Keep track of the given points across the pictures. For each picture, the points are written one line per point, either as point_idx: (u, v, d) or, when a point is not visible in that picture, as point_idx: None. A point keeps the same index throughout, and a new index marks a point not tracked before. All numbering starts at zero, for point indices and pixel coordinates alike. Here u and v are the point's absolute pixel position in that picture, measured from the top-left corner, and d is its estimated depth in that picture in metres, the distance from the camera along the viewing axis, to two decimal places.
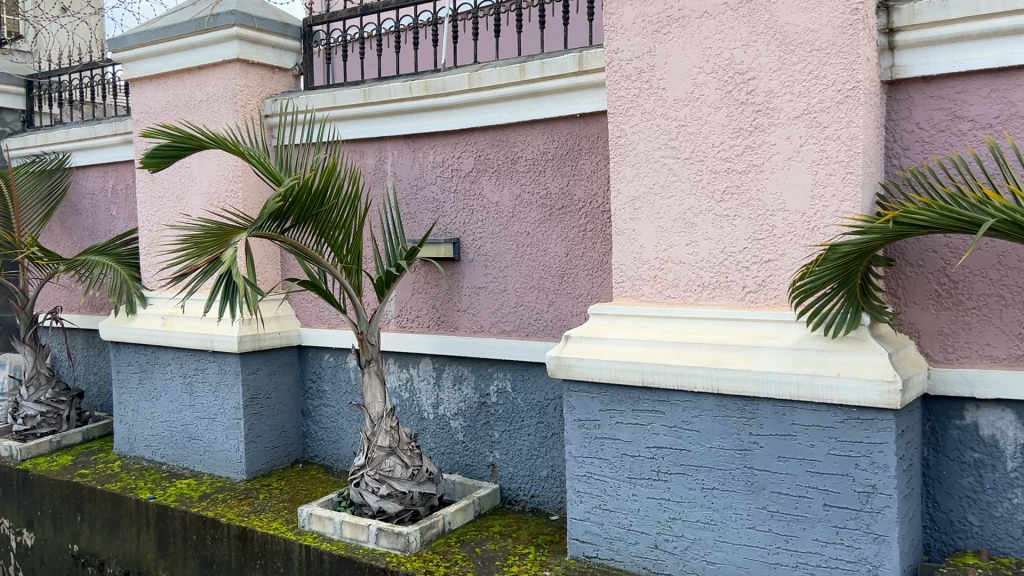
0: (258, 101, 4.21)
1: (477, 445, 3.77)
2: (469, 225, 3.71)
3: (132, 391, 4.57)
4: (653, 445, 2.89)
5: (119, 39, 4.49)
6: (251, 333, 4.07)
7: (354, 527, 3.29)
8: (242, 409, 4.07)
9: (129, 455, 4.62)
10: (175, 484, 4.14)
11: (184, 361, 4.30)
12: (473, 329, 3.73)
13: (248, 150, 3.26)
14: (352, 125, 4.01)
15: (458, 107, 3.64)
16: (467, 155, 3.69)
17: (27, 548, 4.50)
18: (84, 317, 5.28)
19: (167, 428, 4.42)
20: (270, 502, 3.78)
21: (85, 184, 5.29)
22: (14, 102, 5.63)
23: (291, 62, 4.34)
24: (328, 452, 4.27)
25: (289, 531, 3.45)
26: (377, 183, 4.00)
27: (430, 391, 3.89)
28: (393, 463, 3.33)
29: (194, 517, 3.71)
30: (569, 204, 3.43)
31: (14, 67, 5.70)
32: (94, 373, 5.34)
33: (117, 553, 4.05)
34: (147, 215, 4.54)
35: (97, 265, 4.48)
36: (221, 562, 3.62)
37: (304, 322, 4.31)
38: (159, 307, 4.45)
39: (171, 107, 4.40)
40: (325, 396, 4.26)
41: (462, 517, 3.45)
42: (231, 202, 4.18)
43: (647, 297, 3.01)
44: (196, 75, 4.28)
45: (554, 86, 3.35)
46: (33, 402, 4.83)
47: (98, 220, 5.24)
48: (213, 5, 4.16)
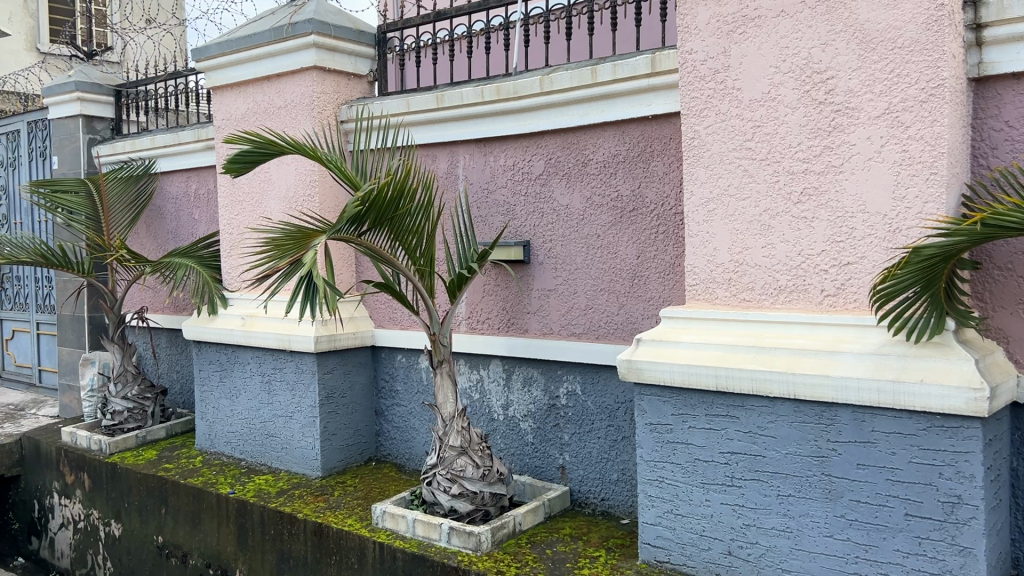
0: (334, 107, 4.31)
1: (547, 447, 3.78)
2: (540, 228, 3.73)
3: (213, 389, 4.72)
4: (727, 450, 2.85)
5: (202, 49, 4.65)
6: (328, 333, 4.16)
7: (426, 525, 3.34)
8: (319, 407, 4.17)
9: (210, 451, 4.78)
10: (254, 479, 4.27)
11: (263, 360, 4.42)
12: (543, 331, 3.75)
13: (326, 155, 3.34)
14: (425, 130, 4.07)
15: (530, 111, 3.66)
16: (538, 158, 3.71)
17: (115, 538, 4.70)
18: (168, 317, 5.49)
19: (246, 425, 4.55)
20: (345, 499, 3.87)
21: (169, 189, 5.50)
22: (104, 110, 5.91)
23: (365, 69, 4.43)
24: (400, 451, 4.34)
25: (364, 528, 3.52)
26: (449, 186, 4.05)
27: (500, 393, 3.92)
28: (465, 463, 3.36)
29: (272, 513, 3.81)
30: (640, 207, 3.41)
31: (103, 77, 5.95)
32: (177, 371, 5.54)
33: (198, 545, 4.20)
34: (228, 219, 4.69)
35: (180, 266, 4.65)
36: (297, 557, 3.71)
37: (377, 322, 4.39)
38: (240, 307, 4.60)
39: (251, 114, 4.54)
40: (397, 396, 4.33)
41: (533, 518, 3.47)
42: (308, 205, 4.29)
43: (721, 300, 2.98)
44: (275, 82, 4.40)
45: (626, 87, 3.34)
46: (121, 398, 5.04)
47: (182, 223, 5.44)
48: (291, 15, 4.27)
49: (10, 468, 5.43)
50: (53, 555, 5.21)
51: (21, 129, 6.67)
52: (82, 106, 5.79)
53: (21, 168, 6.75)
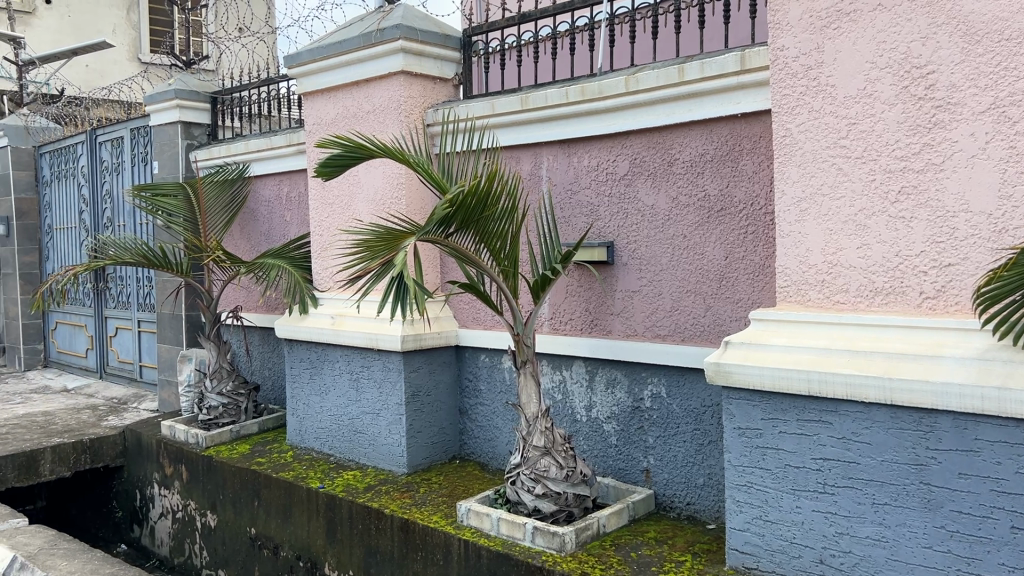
0: (420, 110, 4.38)
1: (631, 450, 3.75)
2: (624, 229, 3.71)
3: (303, 386, 4.86)
4: (819, 456, 2.78)
5: (294, 56, 4.79)
6: (414, 333, 4.23)
7: (511, 524, 3.36)
8: (405, 405, 4.24)
9: (300, 446, 4.92)
10: (342, 475, 4.37)
11: (351, 358, 4.53)
12: (626, 333, 3.72)
13: (414, 158, 3.40)
14: (510, 132, 4.09)
15: (615, 111, 3.63)
16: (623, 158, 3.69)
17: (210, 528, 4.88)
18: (261, 316, 5.69)
19: (334, 421, 4.67)
20: (430, 496, 3.93)
21: (263, 192, 5.69)
22: (201, 116, 6.14)
23: (451, 72, 4.48)
24: (484, 450, 4.38)
25: (449, 525, 3.57)
26: (533, 187, 4.06)
27: (583, 394, 3.91)
28: (548, 463, 3.38)
29: (360, 508, 3.90)
30: (729, 206, 3.36)
31: (201, 84, 6.19)
32: (269, 368, 5.73)
33: (289, 538, 4.32)
34: (319, 221, 4.82)
35: (273, 267, 4.82)
36: (384, 552, 3.78)
37: (461, 322, 4.44)
38: (329, 307, 4.73)
39: (340, 118, 4.65)
40: (481, 395, 4.38)
41: (617, 521, 3.45)
42: (395, 207, 4.37)
43: (814, 302, 2.90)
44: (363, 87, 4.50)
45: (714, 86, 3.29)
46: (216, 393, 5.24)
47: (274, 225, 5.62)
48: (380, 21, 4.36)
49: (114, 459, 5.71)
50: (153, 543, 5.45)
51: (124, 135, 7.00)
52: (181, 113, 6.05)
53: (125, 172, 7.09)
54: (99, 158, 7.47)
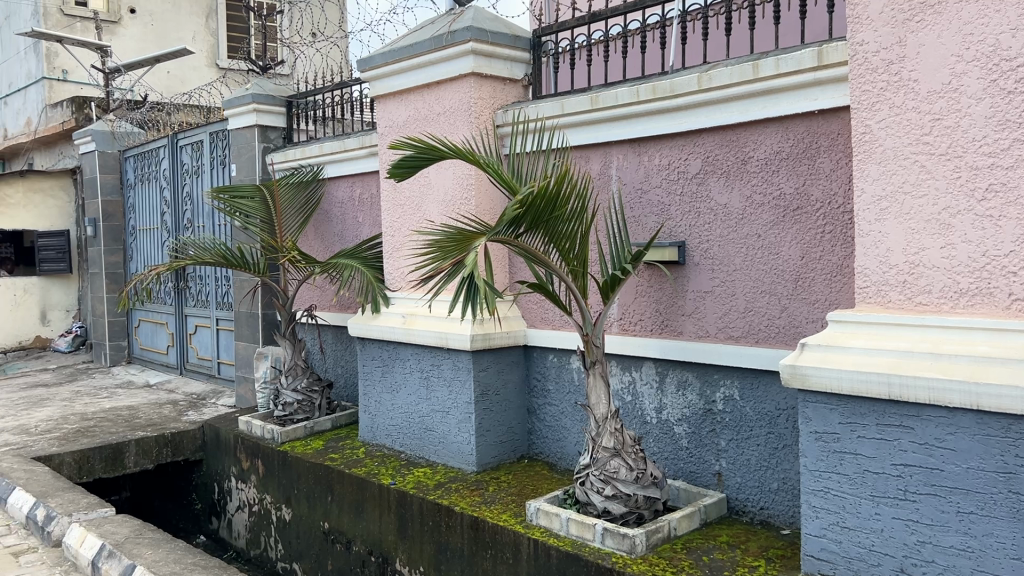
0: (490, 112, 4.40)
1: (702, 453, 3.71)
2: (696, 228, 3.66)
3: (375, 384, 4.94)
4: (900, 462, 2.70)
5: (367, 60, 4.88)
6: (483, 333, 4.26)
7: (580, 524, 3.35)
8: (474, 404, 4.28)
9: (371, 442, 5.00)
10: (413, 472, 4.43)
11: (422, 357, 4.59)
12: (698, 334, 3.68)
13: (485, 159, 3.42)
14: (580, 132, 4.08)
15: (687, 109, 3.59)
16: (695, 156, 3.64)
17: (285, 522, 5.01)
18: (334, 315, 5.81)
19: (405, 419, 4.73)
20: (499, 494, 3.95)
21: (336, 193, 5.81)
22: (277, 120, 6.31)
23: (521, 73, 4.49)
24: (553, 450, 4.39)
25: (518, 524, 3.58)
26: (603, 187, 4.04)
27: (653, 396, 3.88)
28: (618, 465, 3.37)
29: (431, 506, 3.94)
30: (805, 205, 3.29)
31: (276, 88, 6.36)
32: (342, 365, 5.84)
33: (362, 533, 4.39)
34: (391, 222, 4.90)
35: (347, 267, 4.94)
36: (454, 548, 3.81)
37: (530, 323, 4.46)
38: (400, 307, 4.80)
39: (412, 121, 4.72)
40: (550, 396, 4.38)
41: (688, 524, 3.41)
42: (465, 208, 4.41)
43: (895, 304, 2.82)
44: (434, 90, 4.56)
45: (790, 83, 3.22)
46: (291, 390, 5.39)
47: (347, 226, 5.73)
48: (451, 24, 4.41)
49: (194, 452, 5.91)
50: (231, 535, 5.62)
51: (204, 139, 7.24)
52: (258, 117, 6.21)
53: (204, 175, 7.32)
54: (180, 161, 7.73)
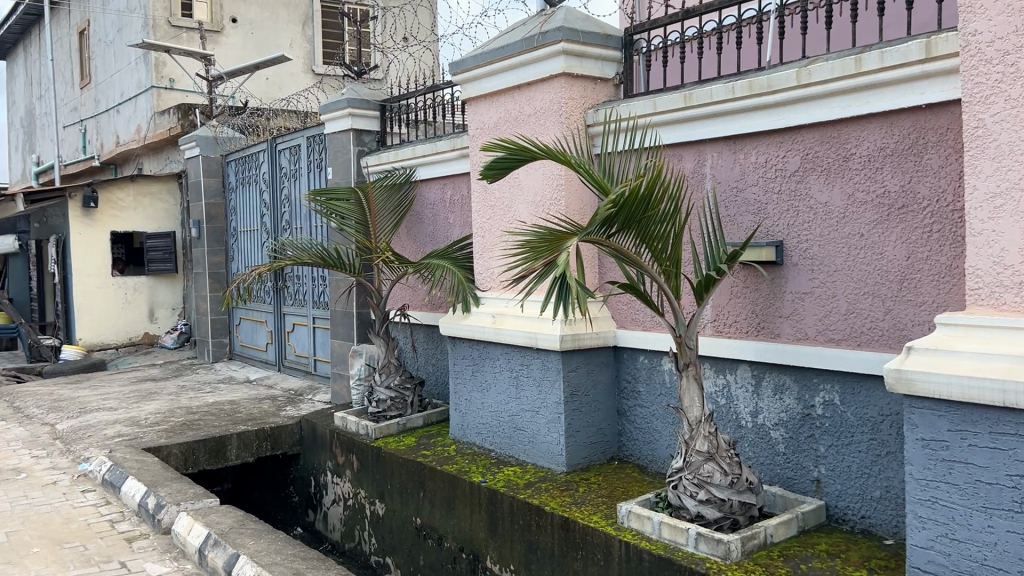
0: (581, 111, 4.39)
1: (800, 459, 3.61)
2: (795, 228, 3.57)
3: (466, 382, 5.00)
4: (1015, 473, 2.56)
5: (458, 62, 4.94)
6: (572, 333, 4.25)
7: (673, 528, 3.31)
8: (564, 404, 4.28)
9: (462, 440, 5.06)
10: (503, 470, 4.46)
11: (511, 357, 4.62)
12: (796, 336, 3.58)
13: (576, 159, 3.41)
14: (673, 130, 4.02)
15: (785, 105, 3.50)
16: (794, 154, 3.55)
17: (379, 516, 5.12)
18: (426, 315, 5.91)
19: (495, 418, 4.77)
20: (589, 495, 3.94)
21: (428, 195, 5.90)
22: (371, 124, 6.45)
23: (612, 72, 4.46)
24: (643, 452, 4.35)
25: (609, 526, 3.56)
26: (697, 186, 3.98)
27: (748, 400, 3.80)
28: (712, 469, 3.31)
29: (521, 504, 3.96)
30: (911, 203, 3.17)
31: (371, 93, 6.50)
32: (433, 363, 5.94)
33: (453, 530, 4.45)
34: (481, 223, 4.95)
35: (438, 268, 5.02)
36: (544, 548, 3.82)
37: (620, 323, 4.42)
38: (489, 306, 4.85)
39: (502, 122, 4.75)
40: (640, 397, 4.35)
41: (785, 531, 3.32)
42: (555, 208, 4.41)
43: (1009, 306, 2.68)
44: (525, 90, 4.57)
45: (895, 76, 3.09)
46: (385, 387, 5.50)
47: (438, 227, 5.81)
48: (541, 24, 4.41)
49: (292, 446, 6.11)
50: (326, 528, 5.78)
51: (301, 143, 7.47)
52: (353, 121, 6.37)
53: (302, 178, 7.56)
54: (278, 165, 8.00)
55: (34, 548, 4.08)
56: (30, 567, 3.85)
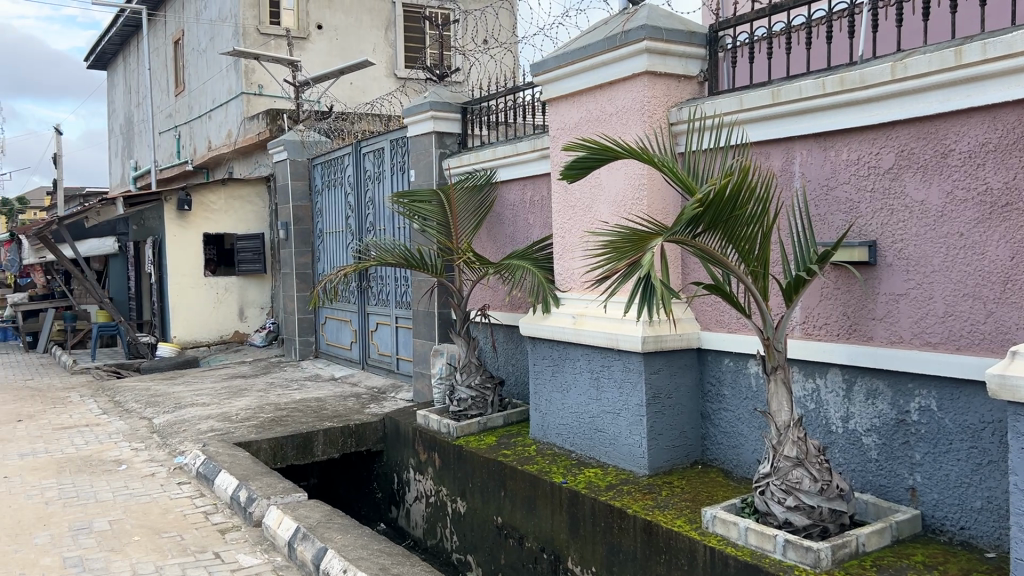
0: (664, 110, 4.34)
1: (894, 466, 3.48)
2: (889, 227, 3.45)
3: (546, 383, 5.01)
4: None
5: (540, 64, 4.95)
6: (655, 333, 4.21)
7: (760, 535, 3.24)
8: (646, 406, 4.23)
9: (542, 440, 5.07)
10: (584, 471, 4.45)
11: (592, 358, 4.60)
12: (889, 339, 3.46)
13: (660, 158, 3.37)
14: (761, 127, 3.94)
15: (879, 100, 3.38)
16: (888, 150, 3.43)
17: (460, 514, 5.17)
18: (506, 315, 5.94)
19: (576, 419, 4.75)
20: (673, 499, 3.89)
21: (508, 196, 5.93)
22: (453, 126, 6.53)
23: (696, 70, 4.39)
24: (728, 456, 4.27)
25: (693, 530, 3.50)
26: (785, 185, 3.89)
27: (839, 404, 3.69)
28: (801, 475, 3.23)
29: (603, 506, 3.94)
30: (1015, 201, 3.02)
31: (452, 95, 6.57)
32: (513, 363, 5.96)
33: (534, 530, 4.45)
34: (561, 223, 4.94)
35: (518, 268, 5.05)
36: (627, 551, 3.79)
37: (704, 325, 4.35)
38: (570, 307, 4.85)
39: (584, 122, 4.74)
40: (725, 400, 4.27)
41: (878, 541, 3.21)
42: (637, 208, 4.37)
43: None
44: (607, 90, 4.55)
45: (999, 68, 2.95)
46: (466, 386, 5.55)
47: (518, 227, 5.84)
48: (624, 23, 4.37)
49: (376, 443, 6.23)
50: (409, 524, 5.87)
51: (385, 147, 7.61)
52: (435, 124, 6.46)
53: (385, 180, 7.70)
54: (362, 168, 8.17)
55: (135, 536, 4.28)
56: (132, 554, 4.03)
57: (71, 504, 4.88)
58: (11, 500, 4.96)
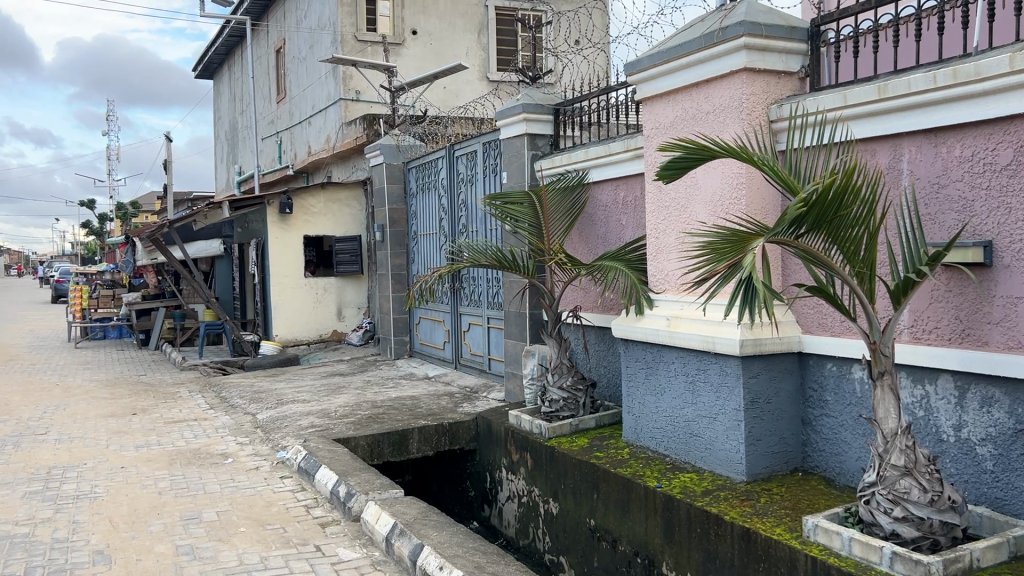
0: (763, 108, 4.23)
1: (1012, 478, 3.31)
2: (1006, 226, 3.27)
3: (640, 385, 4.97)
4: None
5: (634, 63, 4.92)
6: (753, 336, 4.12)
7: (866, 546, 3.12)
8: (744, 411, 4.14)
9: (635, 443, 5.02)
10: (679, 476, 4.38)
11: (688, 361, 4.54)
12: (1006, 345, 3.28)
13: (761, 157, 3.30)
14: (867, 124, 3.80)
15: (995, 93, 3.21)
16: (1005, 146, 3.26)
17: (553, 515, 5.17)
18: (599, 316, 5.91)
19: (671, 423, 4.69)
20: (772, 507, 3.79)
21: (600, 197, 5.90)
22: (546, 127, 6.54)
23: (797, 66, 4.27)
24: (830, 464, 4.14)
25: (794, 539, 3.41)
26: (893, 183, 3.74)
27: (951, 412, 3.52)
28: (909, 485, 3.10)
29: (699, 512, 3.87)
30: None
31: (544, 97, 6.59)
32: (606, 365, 5.93)
33: (628, 534, 4.41)
34: (655, 223, 4.89)
35: (611, 269, 5.02)
36: (724, 558, 3.71)
37: (806, 328, 4.22)
38: (664, 308, 4.79)
39: (679, 121, 4.67)
40: (827, 406, 4.14)
41: (994, 556, 3.04)
42: (735, 208, 4.28)
43: None
44: (703, 88, 4.47)
45: None
46: (557, 387, 5.54)
47: (610, 228, 5.80)
48: (721, 19, 4.28)
49: (469, 442, 6.31)
50: (501, 523, 5.91)
51: (478, 149, 7.69)
52: (527, 126, 6.49)
53: (478, 183, 7.78)
54: (456, 170, 8.27)
55: (241, 528, 4.45)
56: (238, 544, 4.20)
57: (182, 494, 5.12)
58: (128, 489, 5.24)
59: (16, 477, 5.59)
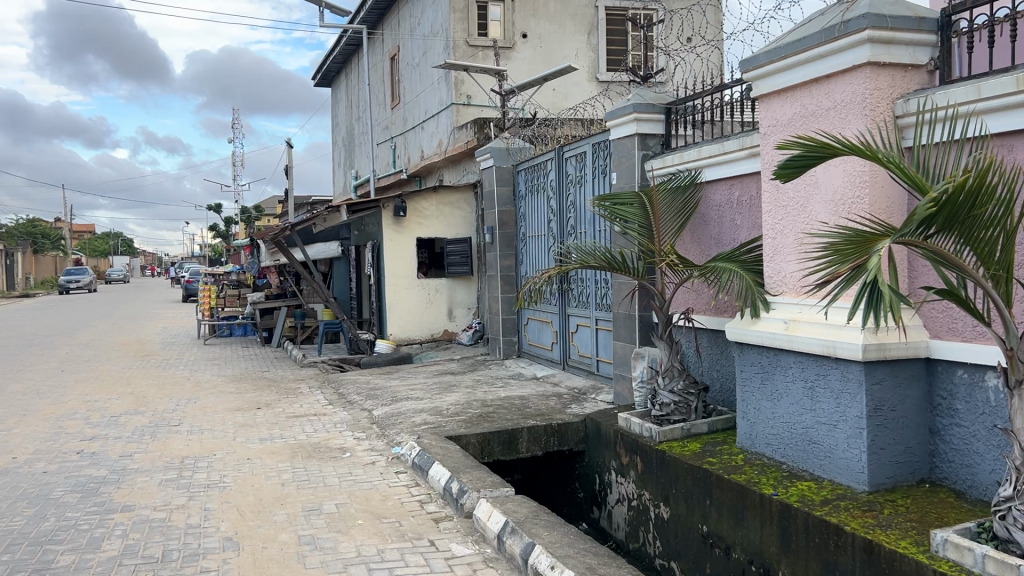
0: (889, 103, 4.06)
1: None
2: None
3: (755, 390, 4.85)
4: None
5: (750, 60, 4.80)
6: (877, 341, 3.96)
7: (1000, 564, 2.95)
8: (866, 419, 3.99)
9: (750, 450, 4.91)
10: (796, 484, 4.26)
11: (806, 366, 4.40)
12: None
13: (886, 154, 3.16)
14: (1004, 117, 3.58)
15: None
16: None
17: (663, 519, 5.12)
18: (711, 319, 5.81)
19: (788, 429, 4.56)
20: (896, 519, 3.64)
21: (713, 197, 5.79)
22: (657, 127, 6.49)
23: (926, 58, 4.07)
24: (960, 476, 3.94)
25: (921, 554, 3.25)
26: None
27: None
28: None
29: (818, 521, 3.75)
30: None
31: (657, 97, 6.53)
32: (718, 369, 5.83)
33: (742, 541, 4.31)
34: (773, 223, 4.77)
35: (725, 272, 4.93)
36: (845, 570, 3.58)
37: (934, 333, 4.02)
38: (782, 312, 4.65)
39: (798, 118, 4.54)
40: (958, 415, 3.93)
41: None
42: (858, 207, 4.12)
43: None
44: (824, 84, 4.33)
45: None
46: (669, 391, 5.47)
47: (724, 229, 5.69)
48: (843, 12, 4.13)
49: (578, 443, 6.31)
50: (611, 526, 5.88)
51: (587, 150, 7.69)
52: (638, 126, 6.44)
53: (587, 184, 7.77)
54: (565, 172, 8.29)
55: (359, 520, 4.61)
56: (356, 536, 4.35)
57: (304, 486, 5.34)
58: (253, 480, 5.51)
59: (154, 465, 5.96)
